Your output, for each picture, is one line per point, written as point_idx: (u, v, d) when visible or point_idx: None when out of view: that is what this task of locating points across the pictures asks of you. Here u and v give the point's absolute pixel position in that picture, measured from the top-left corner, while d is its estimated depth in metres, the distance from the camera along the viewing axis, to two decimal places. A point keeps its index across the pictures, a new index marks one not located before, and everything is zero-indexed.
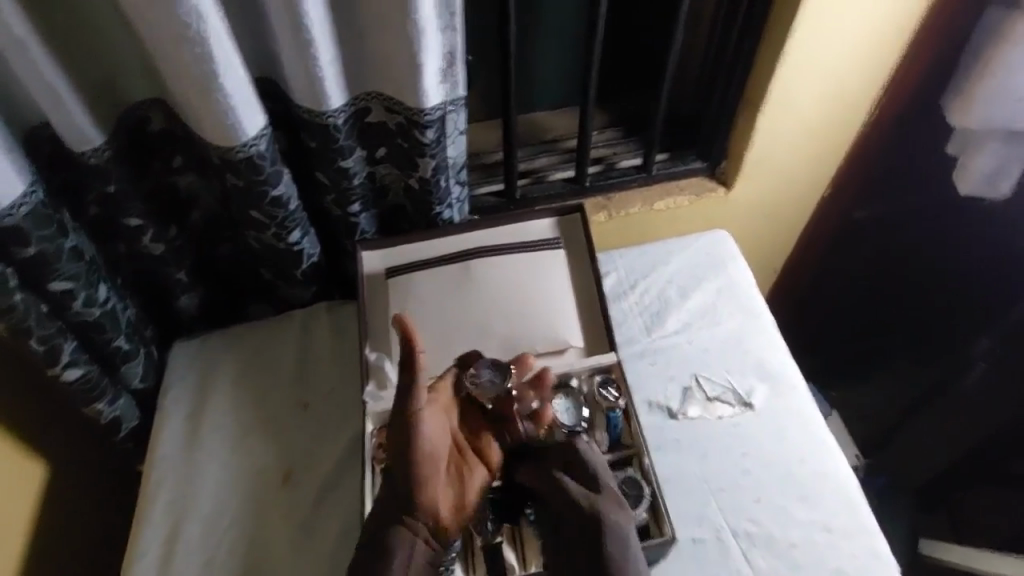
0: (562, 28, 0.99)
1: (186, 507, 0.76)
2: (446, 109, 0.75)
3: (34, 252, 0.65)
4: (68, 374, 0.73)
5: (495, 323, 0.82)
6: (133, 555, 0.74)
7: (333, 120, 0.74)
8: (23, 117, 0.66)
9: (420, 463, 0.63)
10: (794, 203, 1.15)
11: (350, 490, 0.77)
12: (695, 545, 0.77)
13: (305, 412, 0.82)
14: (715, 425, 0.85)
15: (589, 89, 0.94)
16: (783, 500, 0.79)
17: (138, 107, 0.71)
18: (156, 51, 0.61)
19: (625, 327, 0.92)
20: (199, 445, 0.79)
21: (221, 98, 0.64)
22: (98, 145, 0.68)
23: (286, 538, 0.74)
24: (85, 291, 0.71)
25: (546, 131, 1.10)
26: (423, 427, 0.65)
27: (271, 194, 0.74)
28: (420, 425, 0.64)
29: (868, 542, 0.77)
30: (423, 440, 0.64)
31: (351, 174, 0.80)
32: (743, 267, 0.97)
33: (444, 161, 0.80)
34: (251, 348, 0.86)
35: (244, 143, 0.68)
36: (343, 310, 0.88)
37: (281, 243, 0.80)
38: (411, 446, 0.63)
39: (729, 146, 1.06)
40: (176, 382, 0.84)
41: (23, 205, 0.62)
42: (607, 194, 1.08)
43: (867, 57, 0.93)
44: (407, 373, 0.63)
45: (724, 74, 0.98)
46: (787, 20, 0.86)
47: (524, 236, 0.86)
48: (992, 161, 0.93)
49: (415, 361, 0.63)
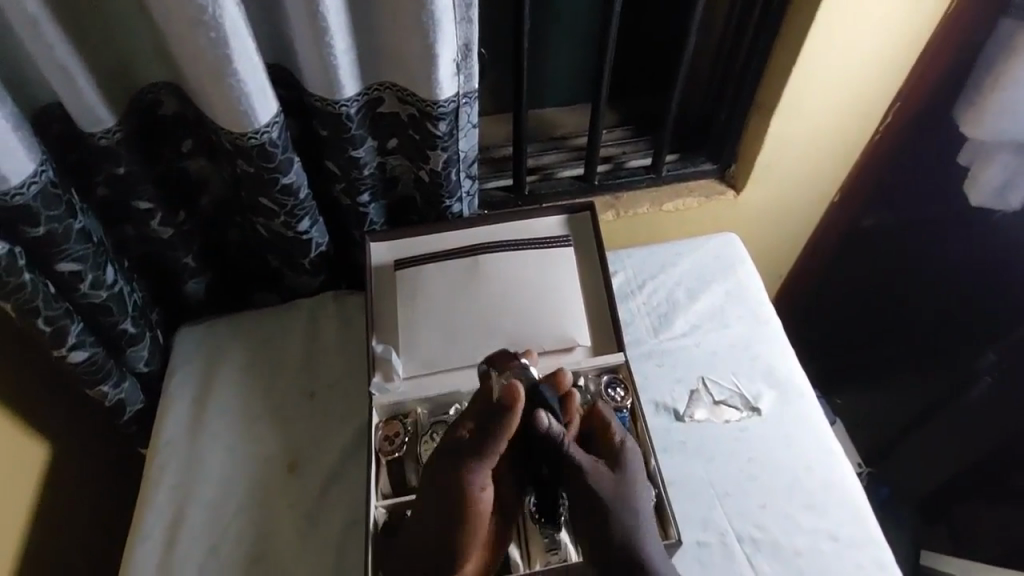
0: (576, 24, 0.98)
1: (188, 493, 0.76)
2: (459, 102, 0.75)
3: (42, 232, 0.65)
4: (74, 356, 0.73)
5: (502, 318, 0.82)
6: (136, 540, 0.74)
7: (346, 109, 0.74)
8: (34, 95, 0.66)
9: (472, 524, 0.61)
10: (803, 208, 1.15)
11: (354, 481, 0.77)
12: (700, 548, 0.77)
13: (310, 402, 0.82)
14: (722, 429, 0.84)
15: (602, 86, 0.93)
16: (789, 506, 0.79)
17: (150, 89, 0.71)
18: (170, 33, 0.60)
19: (632, 328, 0.92)
20: (203, 431, 0.79)
21: (234, 84, 0.64)
22: (109, 126, 0.68)
23: (288, 527, 0.74)
24: (94, 273, 0.71)
25: (555, 128, 1.10)
26: (485, 494, 0.62)
27: (281, 182, 0.74)
28: (482, 490, 0.62)
29: (873, 552, 0.77)
30: (482, 507, 0.62)
31: (362, 164, 0.80)
32: (752, 271, 0.97)
33: (456, 155, 0.80)
34: (256, 337, 0.85)
35: (257, 130, 0.68)
36: (350, 300, 0.88)
37: (290, 232, 0.80)
38: (470, 509, 0.61)
39: (740, 148, 1.05)
40: (181, 367, 0.83)
41: (33, 185, 0.62)
42: (616, 193, 1.08)
43: (882, 62, 0.92)
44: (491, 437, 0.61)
45: (737, 75, 0.98)
46: (804, 22, 0.86)
47: (533, 232, 0.86)
48: (1002, 173, 0.93)
49: (508, 428, 0.60)
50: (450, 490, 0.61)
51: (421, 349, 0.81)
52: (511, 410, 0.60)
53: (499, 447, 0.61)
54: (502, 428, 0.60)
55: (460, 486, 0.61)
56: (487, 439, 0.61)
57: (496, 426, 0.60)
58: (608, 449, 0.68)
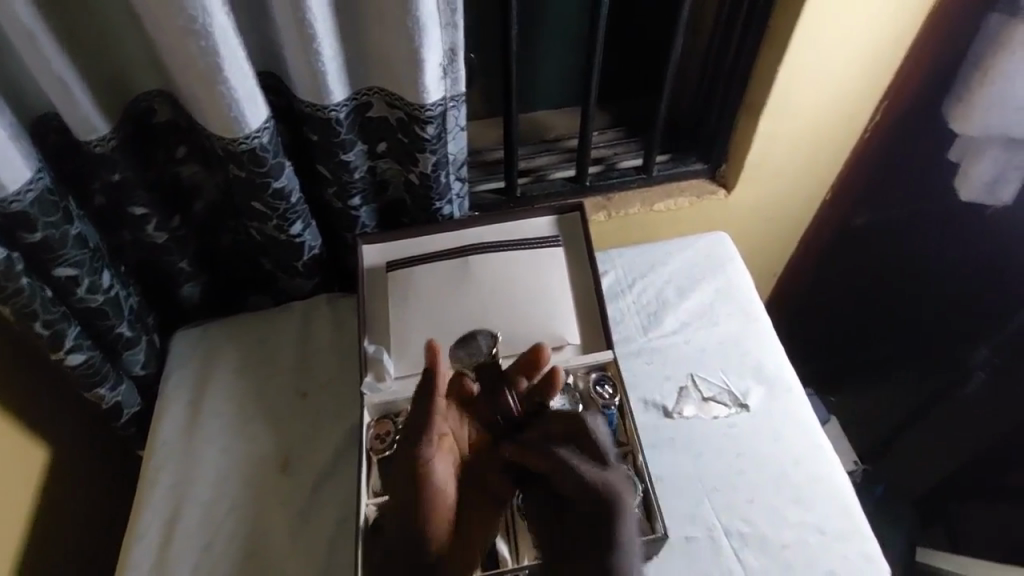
0: (566, 27, 1.00)
1: (185, 493, 0.77)
2: (446, 106, 0.76)
3: (39, 238, 0.67)
4: (72, 359, 0.75)
5: (492, 319, 0.83)
6: (133, 538, 0.75)
7: (335, 114, 0.75)
8: (31, 104, 0.68)
9: (430, 500, 0.63)
10: (793, 206, 1.16)
11: (347, 480, 0.78)
12: (688, 543, 0.78)
13: (304, 402, 0.83)
14: (709, 424, 0.86)
15: (590, 89, 0.95)
16: (777, 500, 0.80)
17: (143, 97, 0.73)
18: (162, 43, 0.62)
19: (622, 326, 0.93)
20: (199, 431, 0.81)
21: (225, 91, 0.65)
22: (104, 134, 0.69)
23: (282, 526, 0.76)
24: (90, 278, 0.72)
25: (547, 130, 1.11)
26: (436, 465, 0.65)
27: (273, 186, 0.75)
28: (432, 465, 0.65)
29: (860, 545, 0.78)
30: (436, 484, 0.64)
31: (352, 168, 0.81)
32: (740, 269, 0.98)
33: (445, 157, 0.81)
34: (251, 339, 0.87)
35: (247, 135, 0.70)
36: (343, 303, 0.89)
37: (282, 235, 0.81)
38: (425, 483, 0.64)
39: (730, 148, 1.07)
40: (177, 370, 0.85)
41: (30, 192, 0.64)
42: (608, 193, 1.09)
43: (867, 61, 0.94)
44: (424, 417, 0.67)
45: (726, 75, 0.99)
46: (790, 21, 0.87)
47: (522, 233, 0.88)
48: (993, 168, 0.94)
49: (433, 387, 0.67)
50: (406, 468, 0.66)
51: (414, 350, 0.82)
52: (433, 368, 0.68)
53: (435, 410, 0.67)
54: (423, 390, 0.68)
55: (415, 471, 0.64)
56: (420, 404, 0.68)
57: (423, 390, 0.68)
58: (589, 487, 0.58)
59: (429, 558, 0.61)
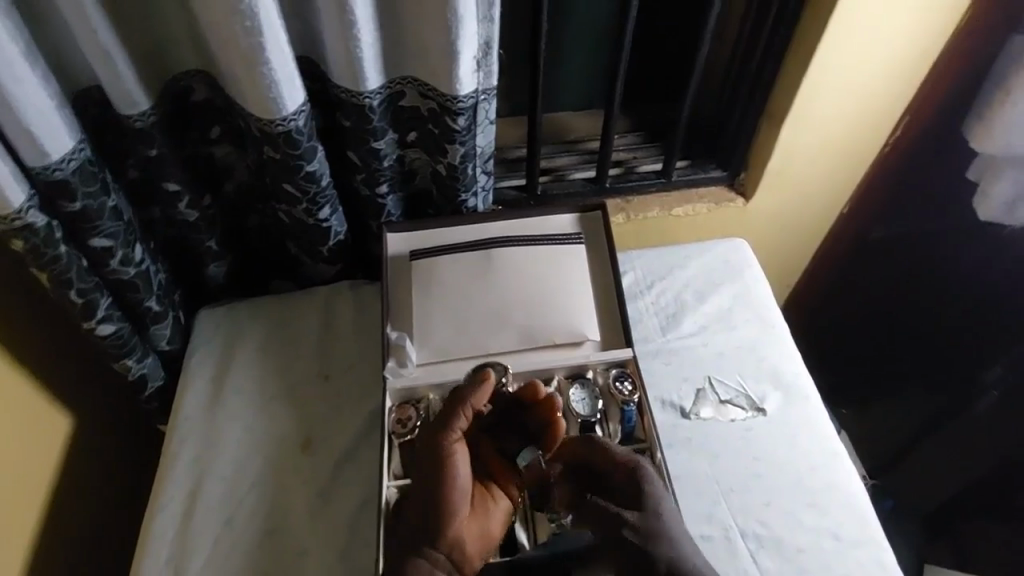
0: (594, 29, 1.01)
1: (207, 468, 0.78)
2: (477, 99, 0.77)
3: (78, 207, 0.68)
4: (102, 329, 0.76)
5: (513, 311, 0.84)
6: (155, 509, 0.76)
7: (369, 101, 0.77)
8: (75, 78, 0.69)
9: (450, 498, 0.65)
10: (813, 215, 1.17)
11: (367, 463, 0.79)
12: (702, 542, 0.78)
13: (326, 384, 0.84)
14: (727, 427, 0.86)
15: (615, 90, 0.96)
16: (793, 504, 0.81)
17: (183, 77, 0.74)
18: (208, 22, 0.64)
19: (640, 327, 0.94)
20: (221, 407, 0.82)
21: (265, 72, 0.67)
22: (144, 110, 0.70)
23: (302, 502, 0.77)
24: (124, 250, 0.74)
25: (569, 131, 1.13)
26: (460, 467, 0.67)
27: (305, 170, 0.76)
28: (456, 464, 0.67)
29: (875, 552, 0.78)
30: (458, 484, 0.66)
31: (381, 156, 0.83)
32: (759, 274, 0.99)
33: (473, 150, 0.83)
34: (275, 320, 0.88)
35: (284, 117, 0.71)
36: (366, 289, 0.90)
37: (311, 219, 0.82)
38: (447, 481, 0.66)
39: (750, 156, 1.08)
40: (202, 347, 0.86)
41: (72, 161, 0.65)
42: (627, 196, 1.11)
43: (892, 74, 0.95)
44: (449, 421, 0.67)
45: (749, 82, 1.00)
46: (817, 30, 0.88)
47: (546, 229, 0.89)
48: (1014, 187, 0.95)
49: (478, 398, 0.68)
50: (429, 464, 0.67)
51: (435, 338, 0.83)
52: (484, 381, 0.68)
53: (468, 414, 0.68)
54: (466, 398, 0.67)
55: (441, 468, 0.66)
56: (454, 406, 0.67)
57: (460, 394, 0.68)
58: (624, 474, 0.68)
59: (445, 549, 0.65)
